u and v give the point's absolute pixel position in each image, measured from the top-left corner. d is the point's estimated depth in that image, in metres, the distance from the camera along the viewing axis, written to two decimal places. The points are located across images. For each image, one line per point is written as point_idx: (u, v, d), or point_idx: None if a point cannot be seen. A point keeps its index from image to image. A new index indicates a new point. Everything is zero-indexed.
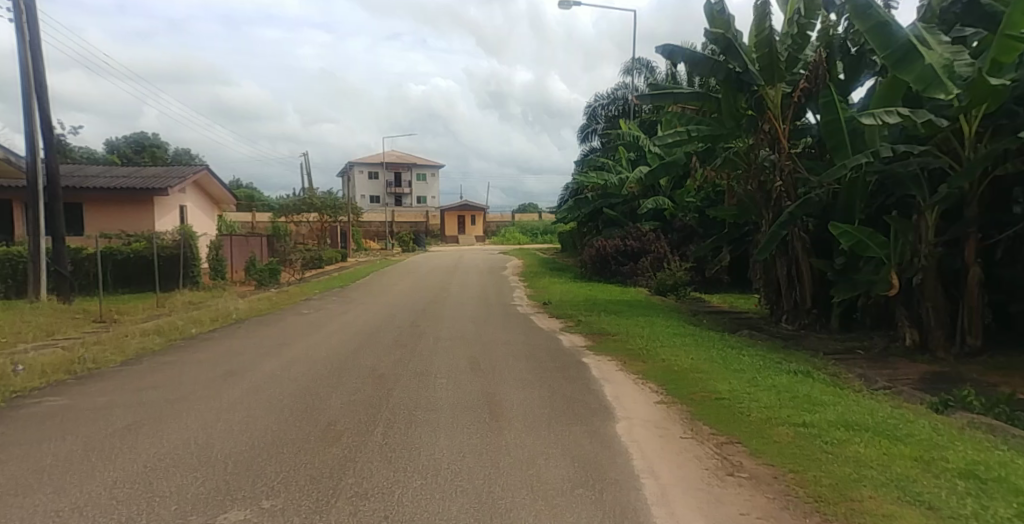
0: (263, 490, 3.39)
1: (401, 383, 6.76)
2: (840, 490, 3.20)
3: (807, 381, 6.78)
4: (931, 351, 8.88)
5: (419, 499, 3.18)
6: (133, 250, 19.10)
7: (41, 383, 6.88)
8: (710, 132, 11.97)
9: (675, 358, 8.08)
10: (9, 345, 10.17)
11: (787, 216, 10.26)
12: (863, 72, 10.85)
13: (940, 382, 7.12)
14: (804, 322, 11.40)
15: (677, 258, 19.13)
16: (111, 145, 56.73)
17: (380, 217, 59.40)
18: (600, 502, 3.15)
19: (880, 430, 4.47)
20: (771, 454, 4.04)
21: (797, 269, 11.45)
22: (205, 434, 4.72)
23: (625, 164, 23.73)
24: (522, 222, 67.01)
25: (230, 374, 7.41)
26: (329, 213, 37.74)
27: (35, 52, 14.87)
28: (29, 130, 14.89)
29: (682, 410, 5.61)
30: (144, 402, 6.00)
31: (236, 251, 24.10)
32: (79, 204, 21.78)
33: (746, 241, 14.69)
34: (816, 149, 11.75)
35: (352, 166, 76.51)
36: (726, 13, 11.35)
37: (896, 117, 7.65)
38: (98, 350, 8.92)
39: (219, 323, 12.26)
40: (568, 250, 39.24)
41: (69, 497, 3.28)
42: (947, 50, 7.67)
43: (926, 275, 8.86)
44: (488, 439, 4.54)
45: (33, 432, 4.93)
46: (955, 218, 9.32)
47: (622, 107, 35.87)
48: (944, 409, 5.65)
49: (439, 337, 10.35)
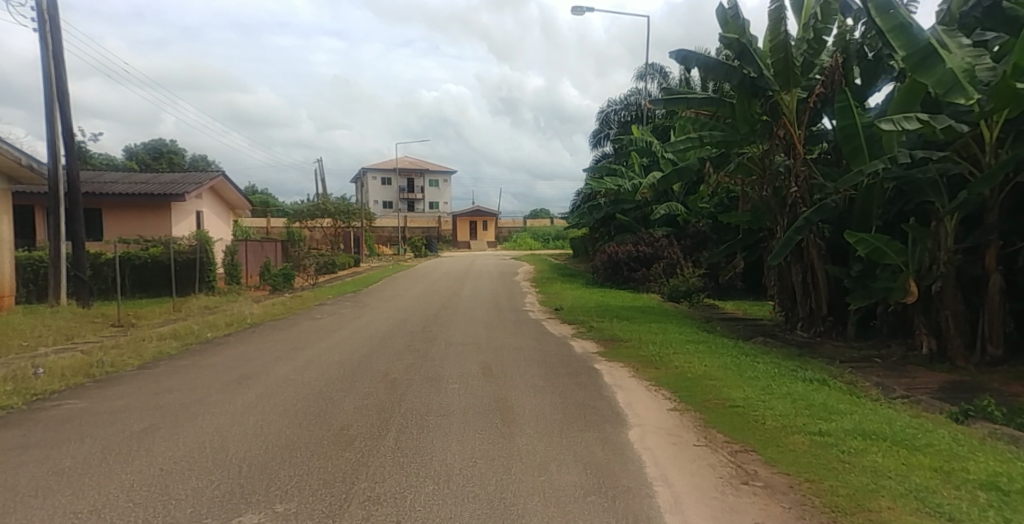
0: (276, 494, 3.41)
1: (414, 387, 6.81)
2: (857, 500, 3.15)
3: (823, 389, 6.70)
4: (950, 360, 8.72)
5: (431, 505, 3.19)
6: (151, 255, 19.36)
7: (61, 385, 7.04)
8: (724, 138, 11.86)
9: (687, 365, 8.02)
10: (29, 348, 10.35)
11: (803, 222, 10.16)
12: (880, 78, 10.83)
13: (962, 391, 6.99)
14: (820, 330, 11.24)
15: (689, 265, 19.02)
16: (129, 150, 57.78)
17: (392, 222, 59.91)
18: (613, 510, 3.12)
19: (899, 440, 4.40)
20: (787, 463, 3.98)
21: (812, 275, 11.34)
22: (220, 438, 4.77)
23: (638, 170, 23.68)
24: (534, 228, 67.22)
25: (245, 378, 7.49)
26: (342, 218, 38.38)
27: (58, 61, 15.24)
28: (51, 136, 15.22)
29: (695, 417, 5.57)
30: (160, 405, 6.09)
31: (252, 256, 24.47)
32: (98, 209, 22.21)
33: (760, 247, 14.53)
34: (831, 154, 11.64)
35: (365, 172, 77.58)
36: (740, 18, 11.32)
37: (915, 123, 7.56)
38: (116, 354, 9.08)
39: (234, 327, 12.44)
40: (579, 255, 39.34)
41: (87, 499, 3.33)
42: (967, 54, 7.57)
43: (945, 282, 8.69)
44: (499, 444, 4.54)
45: (51, 435, 5.01)
46: (974, 225, 9.18)
47: (634, 114, 35.83)
48: (965, 419, 5.54)
49: (452, 342, 10.40)
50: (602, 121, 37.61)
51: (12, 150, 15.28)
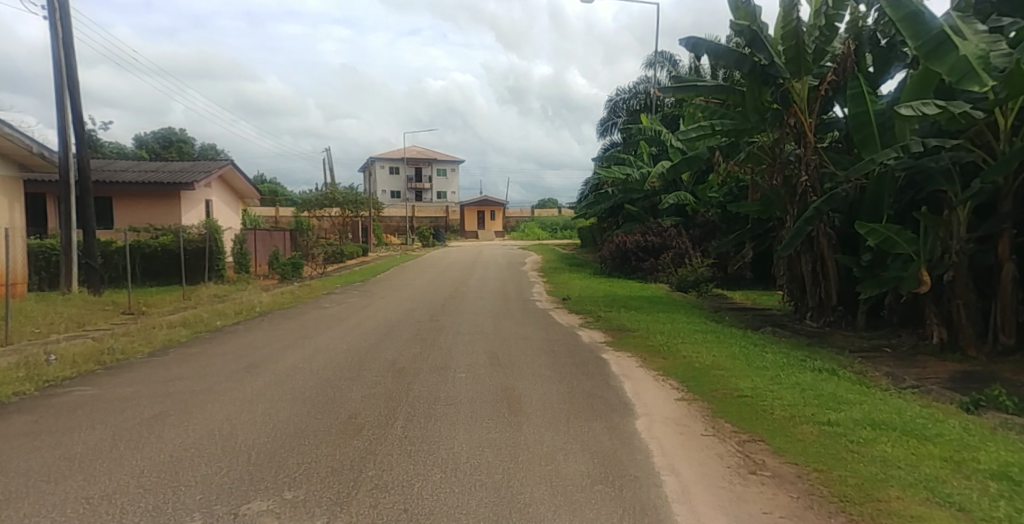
0: (285, 482, 3.44)
1: (422, 376, 6.86)
2: (866, 489, 3.14)
3: (833, 378, 6.70)
4: (961, 349, 8.64)
5: (438, 493, 3.21)
6: (161, 244, 19.54)
7: (72, 371, 7.14)
8: (735, 126, 11.55)
9: (695, 354, 8.03)
10: (41, 335, 10.50)
11: (814, 211, 10.03)
12: (893, 65, 10.65)
13: (973, 382, 6.91)
14: (829, 320, 11.18)
15: (699, 254, 18.92)
16: (138, 139, 58.15)
17: (399, 211, 59.84)
18: (620, 499, 3.13)
19: (908, 430, 4.38)
20: (795, 453, 3.98)
21: (822, 265, 11.26)
22: (229, 425, 4.82)
23: (647, 159, 23.59)
24: (542, 218, 67.20)
25: (253, 366, 7.54)
26: (350, 208, 38.47)
27: (69, 50, 15.29)
28: (62, 124, 15.26)
29: (703, 407, 5.56)
30: (170, 392, 6.16)
31: (261, 245, 24.51)
32: (108, 198, 22.40)
33: (769, 237, 14.38)
34: (842, 143, 11.54)
35: (373, 161, 77.58)
36: (751, 5, 11.11)
37: (931, 111, 7.41)
38: (127, 341, 9.19)
39: (243, 316, 12.51)
40: (587, 245, 39.26)
41: (99, 485, 3.38)
42: (983, 41, 7.34)
43: (957, 271, 8.60)
44: (507, 433, 4.56)
45: (62, 421, 5.08)
46: (987, 213, 9.04)
47: (644, 102, 35.47)
48: (975, 409, 5.50)
49: (460, 332, 10.41)
50: (611, 109, 37.37)
51: (22, 139, 15.33)
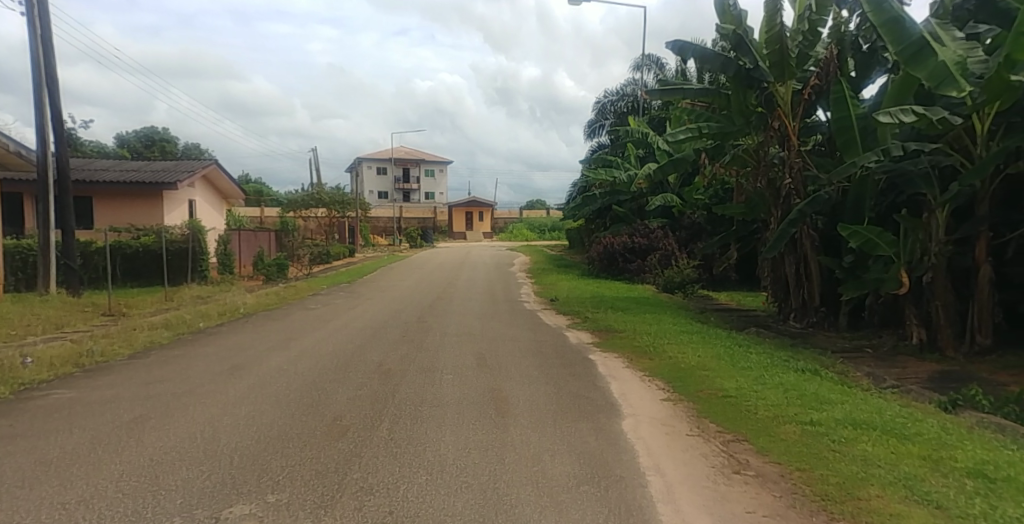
0: (268, 485, 3.41)
1: (408, 377, 6.84)
2: (847, 488, 3.19)
3: (816, 379, 6.78)
4: (939, 349, 8.79)
5: (423, 495, 3.20)
6: (143, 244, 19.27)
7: (49, 374, 7.01)
8: (720, 128, 11.75)
9: (681, 355, 8.09)
10: (18, 337, 10.28)
11: (798, 214, 10.13)
12: (875, 70, 10.84)
13: (950, 382, 7.04)
14: (813, 321, 11.33)
15: (685, 256, 19.07)
16: (120, 138, 57.25)
17: (387, 212, 59.55)
18: (606, 500, 3.15)
19: (888, 429, 4.44)
20: (778, 452, 4.02)
21: (806, 267, 11.39)
22: (212, 428, 4.76)
23: (634, 161, 23.71)
24: (530, 219, 67.25)
25: (236, 368, 7.46)
26: (337, 208, 38.21)
27: (47, 47, 15.01)
28: (40, 123, 14.99)
29: (688, 407, 5.61)
30: (152, 395, 6.07)
31: (245, 246, 24.25)
32: (88, 198, 22.02)
33: (754, 239, 14.54)
34: (825, 146, 11.72)
35: (360, 161, 77.11)
36: (738, 8, 11.21)
37: (910, 117, 7.53)
38: (107, 343, 9.05)
39: (226, 317, 12.36)
40: (575, 246, 39.39)
41: (76, 490, 3.32)
42: (960, 47, 7.52)
43: (936, 272, 8.77)
44: (494, 435, 4.56)
45: (39, 424, 4.99)
46: (965, 216, 9.23)
47: (631, 104, 35.68)
48: (953, 408, 5.60)
49: (446, 333, 10.39)
50: (599, 111, 37.53)
51: None
